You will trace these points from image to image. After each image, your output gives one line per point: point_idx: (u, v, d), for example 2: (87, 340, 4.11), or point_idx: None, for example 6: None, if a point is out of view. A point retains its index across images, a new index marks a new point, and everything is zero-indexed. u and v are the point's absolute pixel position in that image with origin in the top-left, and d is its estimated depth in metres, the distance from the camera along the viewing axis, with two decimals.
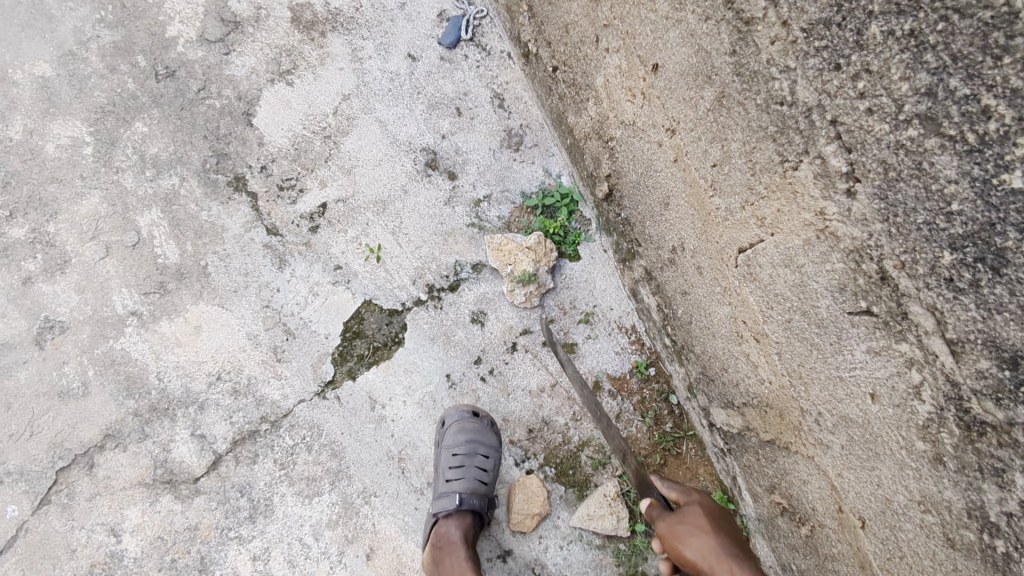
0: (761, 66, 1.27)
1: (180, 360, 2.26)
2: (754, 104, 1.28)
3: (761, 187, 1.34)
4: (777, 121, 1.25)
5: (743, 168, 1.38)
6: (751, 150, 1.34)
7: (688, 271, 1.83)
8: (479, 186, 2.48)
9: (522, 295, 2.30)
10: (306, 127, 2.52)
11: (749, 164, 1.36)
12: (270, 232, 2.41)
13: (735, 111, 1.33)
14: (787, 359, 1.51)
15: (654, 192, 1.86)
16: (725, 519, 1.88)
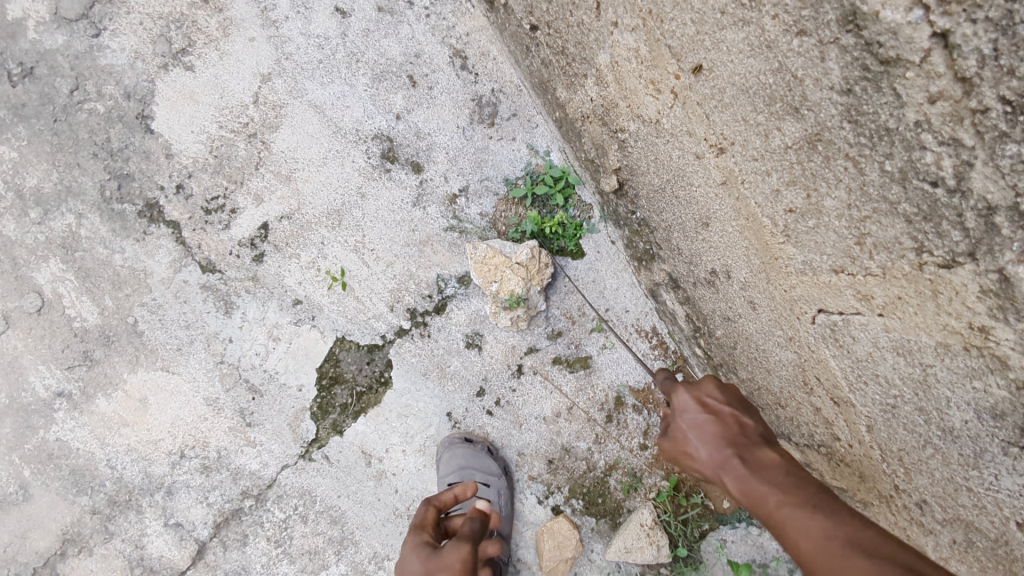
0: (899, 124, 0.88)
1: (132, 441, 1.91)
2: (880, 168, 0.92)
3: (875, 263, 1.00)
4: (920, 203, 0.90)
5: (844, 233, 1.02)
6: (863, 220, 0.99)
7: (733, 301, 1.48)
8: (452, 178, 2.03)
9: (507, 319, 1.94)
10: (222, 125, 1.98)
11: (856, 230, 1.00)
12: (205, 270, 1.97)
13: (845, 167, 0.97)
14: (882, 437, 1.21)
15: (686, 206, 1.46)
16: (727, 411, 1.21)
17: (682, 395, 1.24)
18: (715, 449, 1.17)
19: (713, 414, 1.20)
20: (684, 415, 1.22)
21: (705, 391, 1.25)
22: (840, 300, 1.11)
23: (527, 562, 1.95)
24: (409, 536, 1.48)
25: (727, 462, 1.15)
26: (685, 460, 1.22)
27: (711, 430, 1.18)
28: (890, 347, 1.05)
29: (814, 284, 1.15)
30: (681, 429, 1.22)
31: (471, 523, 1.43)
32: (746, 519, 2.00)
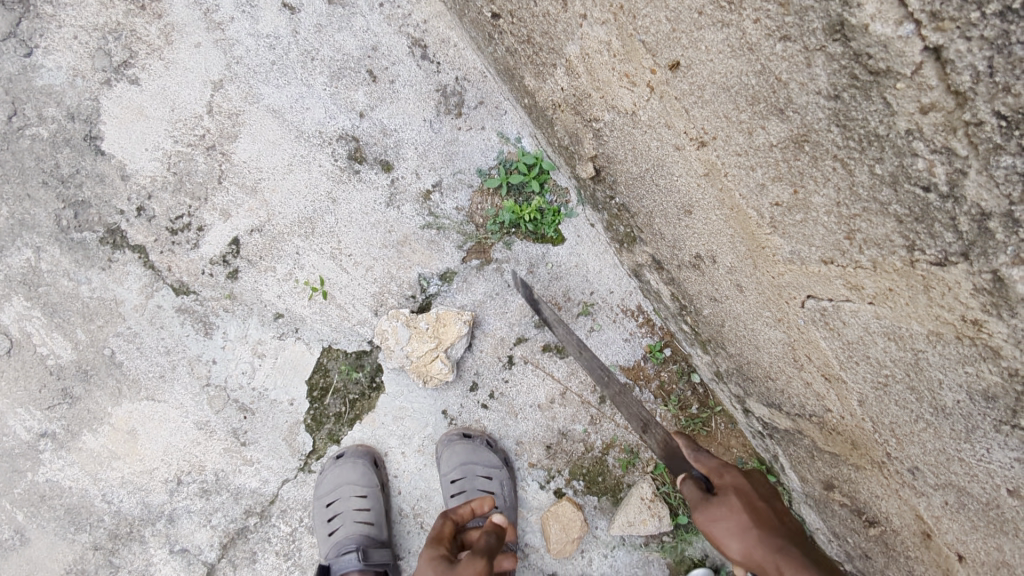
0: (888, 129, 0.90)
1: (125, 473, 1.87)
2: (869, 170, 0.95)
3: (865, 256, 1.03)
4: (910, 206, 0.93)
5: (832, 226, 1.05)
6: (852, 216, 1.02)
7: (720, 284, 1.49)
8: (424, 174, 1.99)
9: (392, 357, 1.92)
10: (177, 140, 1.91)
11: (842, 224, 1.04)
12: (178, 292, 1.92)
13: (830, 167, 1.00)
14: (874, 410, 1.24)
15: (668, 194, 1.45)
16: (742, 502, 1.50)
17: (728, 479, 1.53)
18: (755, 539, 1.41)
19: (753, 501, 1.49)
20: (736, 497, 1.49)
21: (751, 487, 1.53)
22: (829, 288, 1.13)
23: (534, 545, 1.99)
24: (426, 546, 1.53)
25: (780, 548, 1.38)
26: (719, 542, 1.46)
27: (759, 519, 1.45)
28: (881, 333, 1.09)
29: (803, 273, 1.16)
30: (723, 507, 1.48)
31: (488, 537, 1.46)
32: None
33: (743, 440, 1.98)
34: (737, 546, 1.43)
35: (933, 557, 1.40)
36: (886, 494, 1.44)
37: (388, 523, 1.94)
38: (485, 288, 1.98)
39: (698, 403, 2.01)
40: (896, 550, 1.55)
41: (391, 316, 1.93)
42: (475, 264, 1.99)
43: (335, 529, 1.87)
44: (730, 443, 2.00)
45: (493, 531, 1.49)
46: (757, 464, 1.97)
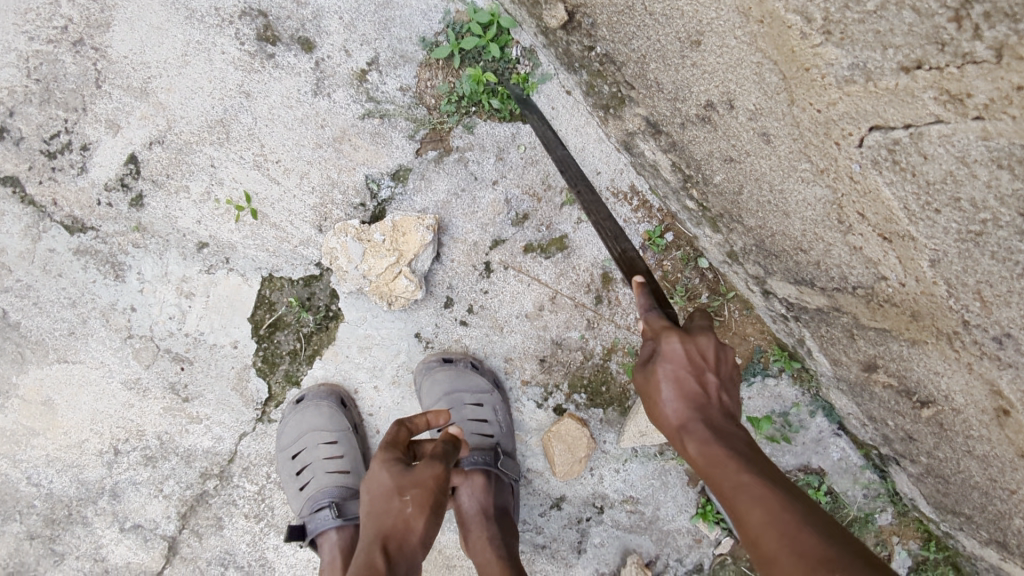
0: None
1: (50, 451, 1.60)
2: None
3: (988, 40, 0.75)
4: None
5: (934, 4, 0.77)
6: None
7: (738, 136, 1.18)
8: (355, 50, 1.60)
9: (348, 280, 1.61)
10: (32, 37, 1.50)
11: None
12: (73, 231, 1.56)
13: None
14: (955, 270, 0.99)
15: (668, 23, 1.13)
16: (704, 378, 1.11)
17: (677, 343, 1.10)
18: (684, 408, 1.09)
19: (694, 375, 1.10)
20: (665, 365, 1.11)
21: (700, 349, 1.11)
22: (908, 107, 0.87)
23: (538, 470, 1.76)
24: (378, 452, 1.20)
25: (688, 424, 1.08)
26: (650, 395, 1.13)
27: (689, 391, 1.10)
28: (987, 159, 0.84)
29: (867, 94, 0.90)
30: (656, 375, 1.11)
31: (445, 444, 1.20)
32: (762, 371, 1.76)
33: (761, 326, 1.74)
34: (668, 412, 1.11)
35: (1009, 434, 1.19)
36: (949, 369, 1.20)
37: (366, 466, 1.70)
38: (447, 185, 1.65)
39: (708, 291, 1.74)
40: (953, 430, 1.33)
41: (338, 230, 1.59)
42: (432, 156, 1.64)
43: (306, 482, 1.61)
44: (746, 331, 1.75)
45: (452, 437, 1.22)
46: (777, 350, 1.74)
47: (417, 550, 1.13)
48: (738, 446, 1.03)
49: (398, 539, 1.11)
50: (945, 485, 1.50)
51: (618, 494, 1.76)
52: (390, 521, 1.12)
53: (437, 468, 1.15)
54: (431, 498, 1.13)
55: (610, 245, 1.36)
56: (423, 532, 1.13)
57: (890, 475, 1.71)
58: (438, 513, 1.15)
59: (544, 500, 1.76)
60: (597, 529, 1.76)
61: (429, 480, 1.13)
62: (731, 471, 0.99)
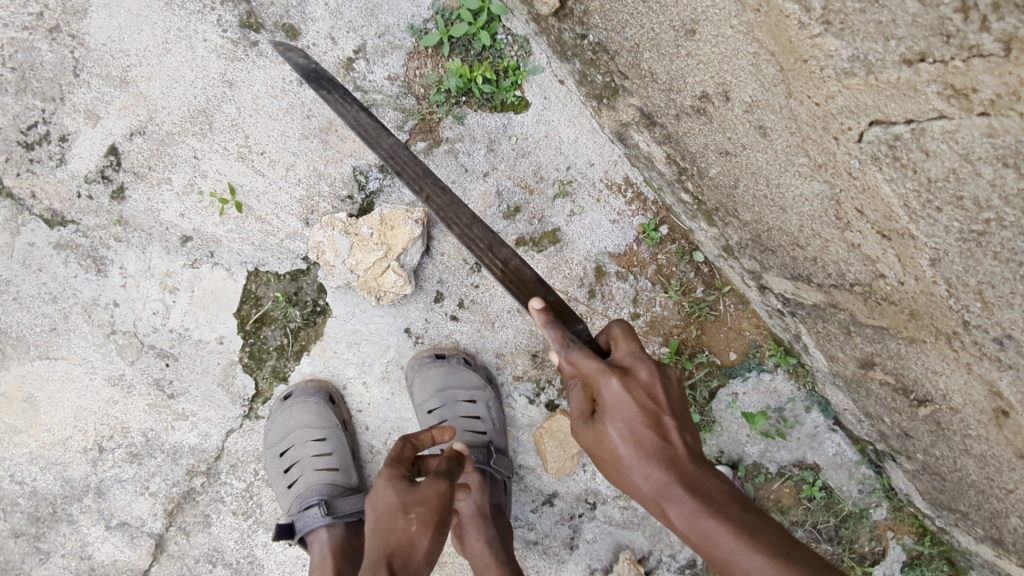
0: None
1: (33, 448, 1.57)
2: None
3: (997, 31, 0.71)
4: None
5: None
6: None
7: (734, 129, 1.14)
8: (341, 38, 1.55)
9: (336, 275, 1.58)
10: (7, 24, 1.45)
11: None
12: (53, 224, 1.52)
13: None
14: (955, 270, 0.96)
15: (661, 11, 1.09)
16: (655, 425, 1.08)
17: (620, 392, 1.07)
18: (655, 472, 1.07)
19: (650, 424, 1.08)
20: (619, 424, 1.08)
21: (646, 392, 1.09)
22: (911, 102, 0.84)
23: (530, 466, 1.74)
24: (383, 468, 1.17)
25: (665, 490, 1.06)
26: (612, 458, 1.10)
27: (651, 445, 1.08)
28: (991, 156, 0.80)
29: (868, 88, 0.86)
30: (613, 433, 1.09)
31: (450, 462, 1.19)
32: (757, 366, 1.73)
33: (756, 321, 1.71)
34: (638, 477, 1.08)
35: (1008, 434, 1.16)
36: (947, 368, 1.17)
37: (356, 463, 1.67)
38: (437, 177, 1.61)
39: (703, 285, 1.71)
40: (950, 429, 1.31)
41: (325, 223, 1.56)
42: (422, 147, 1.60)
43: (294, 479, 1.59)
44: (742, 326, 1.73)
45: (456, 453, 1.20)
46: (773, 345, 1.72)
47: (421, 568, 1.11)
48: (720, 505, 1.04)
49: (404, 558, 1.09)
50: (940, 483, 1.48)
51: (611, 490, 1.74)
52: (395, 539, 1.10)
53: (443, 486, 1.14)
54: (436, 515, 1.11)
55: (487, 257, 1.22)
56: (428, 549, 1.11)
57: (885, 471, 1.69)
58: (442, 530, 1.14)
59: (536, 497, 1.74)
60: (590, 526, 1.75)
61: (435, 499, 1.12)
62: (735, 546, 0.98)
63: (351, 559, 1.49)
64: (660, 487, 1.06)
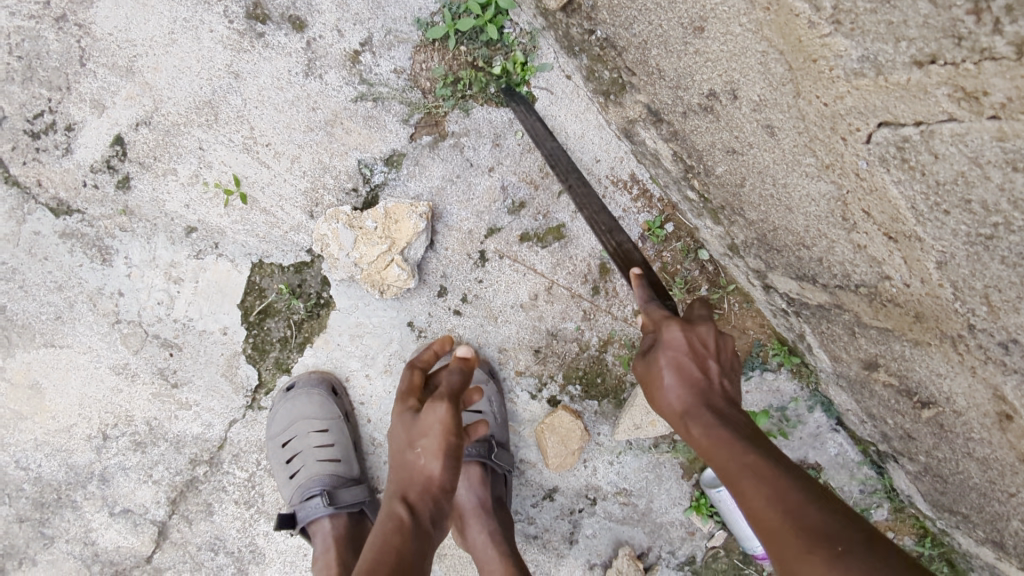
0: None
1: (38, 435, 1.59)
2: None
3: (1010, 33, 0.70)
4: None
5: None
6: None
7: (741, 128, 1.14)
8: (348, 30, 1.55)
9: (340, 269, 1.58)
10: (13, 12, 1.45)
11: None
12: (58, 213, 1.53)
13: None
14: (962, 273, 0.95)
15: (670, 8, 1.08)
16: (705, 363, 1.11)
17: (677, 331, 1.12)
18: (687, 397, 1.08)
19: (697, 362, 1.10)
20: (669, 353, 1.11)
21: (701, 337, 1.13)
22: (920, 104, 0.83)
23: (531, 461, 1.74)
24: (395, 402, 1.16)
25: (690, 409, 1.07)
26: (651, 383, 1.13)
27: (692, 377, 1.09)
28: (1001, 160, 0.79)
29: (877, 89, 0.86)
30: (660, 364, 1.12)
31: (453, 381, 1.15)
32: (760, 365, 1.73)
33: (760, 320, 1.71)
34: (673, 400, 1.10)
35: (1012, 439, 1.16)
36: (952, 371, 1.17)
37: (358, 455, 1.68)
38: (442, 171, 1.61)
39: (707, 284, 1.70)
40: (953, 432, 1.30)
41: (329, 216, 1.56)
42: (427, 141, 1.60)
43: (296, 470, 1.60)
44: (746, 325, 1.72)
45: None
46: (776, 344, 1.71)
47: (441, 498, 1.08)
48: (733, 423, 1.03)
49: (417, 489, 1.07)
50: (942, 485, 1.48)
51: (612, 486, 1.74)
52: (407, 473, 1.08)
53: (443, 414, 1.08)
54: (441, 443, 1.07)
55: (604, 238, 1.49)
56: (442, 478, 1.08)
57: (887, 472, 1.68)
58: (457, 457, 1.09)
59: (536, 491, 1.74)
60: (590, 521, 1.75)
61: (437, 426, 1.07)
62: (737, 450, 0.98)
63: (354, 548, 1.49)
64: (694, 417, 1.06)
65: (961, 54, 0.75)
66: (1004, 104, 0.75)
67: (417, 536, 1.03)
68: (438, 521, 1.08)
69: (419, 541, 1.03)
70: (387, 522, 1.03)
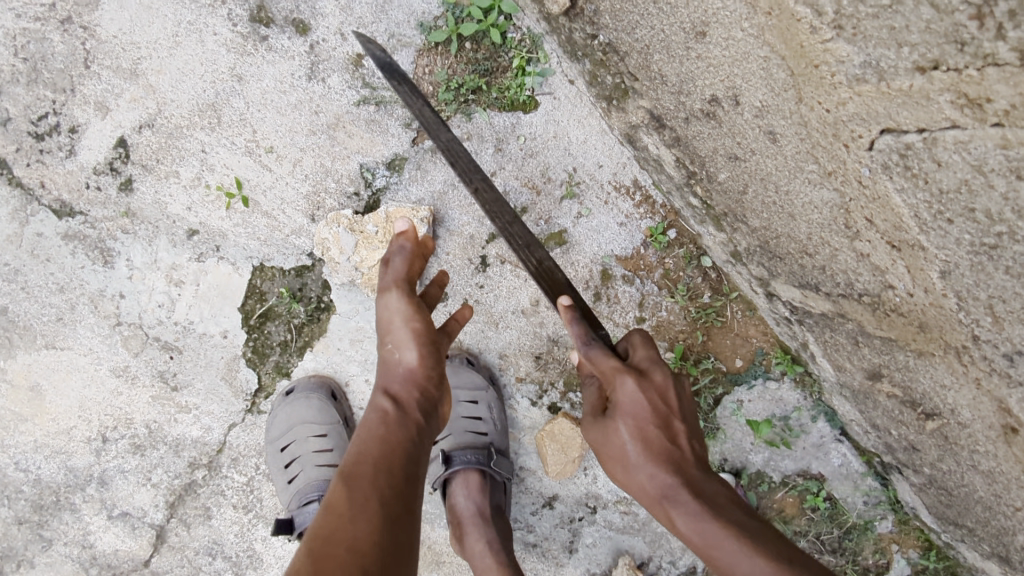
0: None
1: (38, 436, 1.59)
2: None
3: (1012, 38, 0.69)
4: None
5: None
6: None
7: (743, 134, 1.13)
8: (351, 34, 1.55)
9: (342, 272, 1.59)
10: (20, 14, 1.46)
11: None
12: (61, 215, 1.53)
13: None
14: (966, 284, 0.94)
15: (672, 13, 1.07)
16: (667, 429, 1.12)
17: (633, 391, 1.12)
18: (659, 473, 1.09)
19: (659, 425, 1.11)
20: (630, 423, 1.12)
21: (659, 394, 1.13)
22: (923, 110, 0.82)
23: (531, 468, 1.73)
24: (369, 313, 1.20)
25: (670, 491, 1.08)
26: (619, 458, 1.14)
27: (658, 446, 1.11)
28: (1004, 168, 0.78)
29: (879, 95, 0.85)
30: (624, 435, 1.12)
31: (395, 264, 1.18)
32: (763, 373, 1.71)
33: (763, 328, 1.69)
34: (642, 476, 1.11)
35: (1018, 452, 1.14)
36: (956, 383, 1.15)
37: None
38: (444, 175, 1.60)
39: (710, 291, 1.69)
40: (958, 444, 1.28)
41: (331, 220, 1.57)
42: (430, 145, 1.59)
43: (294, 475, 1.58)
44: (749, 333, 1.70)
45: (403, 255, 1.19)
46: (780, 353, 1.69)
47: (425, 385, 1.09)
48: (725, 512, 1.05)
49: (398, 381, 1.08)
50: (947, 497, 1.46)
51: (612, 494, 1.73)
52: (386, 371, 1.11)
53: (398, 301, 1.12)
54: (406, 330, 1.10)
55: (522, 254, 1.28)
56: (420, 365, 1.09)
57: (892, 483, 1.66)
58: (430, 342, 1.11)
59: (536, 499, 1.73)
60: (590, 530, 1.73)
61: (395, 316, 1.11)
62: (738, 553, 0.99)
63: None
64: (678, 504, 1.06)
65: (963, 60, 0.74)
66: (1008, 111, 0.74)
67: (403, 423, 1.03)
68: (429, 413, 1.08)
69: (407, 429, 1.03)
70: (371, 414, 1.04)
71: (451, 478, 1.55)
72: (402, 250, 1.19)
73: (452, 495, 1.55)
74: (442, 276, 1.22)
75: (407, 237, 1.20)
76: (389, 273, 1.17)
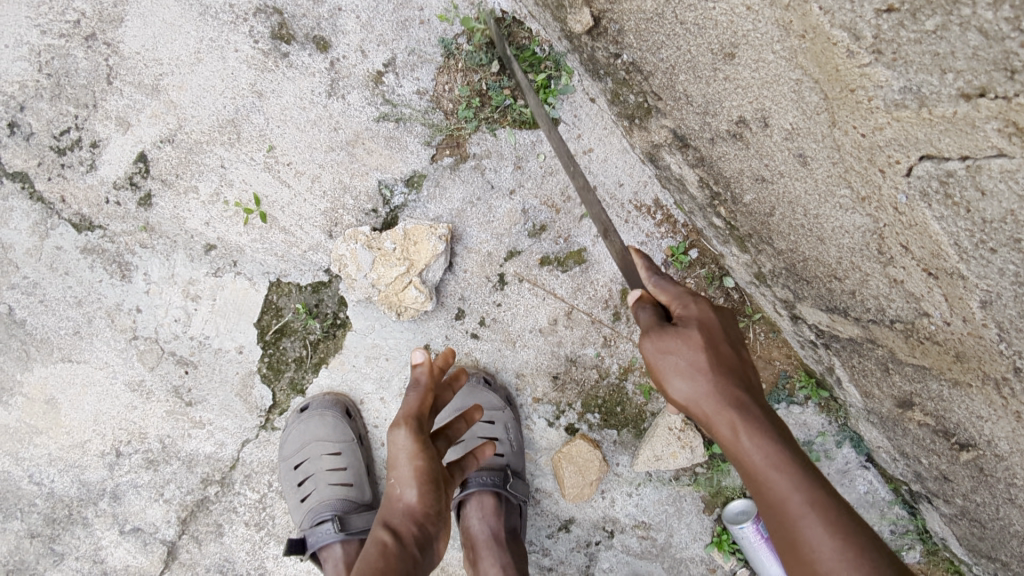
0: None
1: (53, 450, 1.58)
2: None
3: None
4: None
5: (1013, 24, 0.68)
6: None
7: (772, 156, 1.10)
8: (371, 51, 1.54)
9: (360, 292, 1.56)
10: (45, 30, 1.47)
11: None
12: (80, 229, 1.53)
13: None
14: (1008, 314, 0.90)
15: (699, 33, 1.04)
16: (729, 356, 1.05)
17: (705, 307, 1.09)
18: (727, 387, 1.02)
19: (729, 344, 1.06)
20: (706, 333, 1.05)
21: (727, 323, 1.10)
22: (967, 137, 0.79)
23: (547, 490, 1.69)
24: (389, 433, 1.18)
25: (739, 404, 1.00)
26: (681, 365, 1.04)
27: (728, 364, 1.05)
28: None
29: (919, 121, 0.82)
30: (696, 337, 1.05)
31: (410, 397, 1.15)
32: (787, 398, 1.66)
33: (787, 351, 1.65)
34: (705, 390, 1.02)
35: None
36: (994, 415, 1.11)
37: (370, 479, 1.65)
38: (463, 193, 1.59)
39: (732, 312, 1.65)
40: (993, 477, 1.23)
41: (348, 237, 1.54)
42: (449, 162, 1.58)
43: (308, 493, 1.57)
44: (772, 355, 1.66)
45: (417, 390, 1.15)
46: (804, 376, 1.65)
47: (424, 521, 1.08)
48: (784, 440, 0.99)
49: (398, 516, 1.08)
50: (980, 530, 1.40)
51: (630, 518, 1.69)
52: (388, 503, 1.11)
53: (404, 440, 1.09)
54: (409, 470, 1.08)
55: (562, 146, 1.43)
56: (419, 504, 1.08)
57: (920, 513, 1.60)
58: (432, 480, 1.09)
59: (552, 521, 1.69)
60: (606, 554, 1.70)
61: (400, 454, 1.08)
62: (798, 477, 0.93)
63: None
64: (759, 435, 0.98)
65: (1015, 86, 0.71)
66: None
67: (402, 557, 1.04)
68: (427, 546, 1.08)
69: (404, 561, 1.04)
70: (371, 547, 1.05)
71: (466, 500, 1.52)
72: (417, 385, 1.16)
73: (465, 517, 1.51)
74: (471, 413, 1.18)
75: (423, 370, 1.16)
76: (402, 405, 1.14)
